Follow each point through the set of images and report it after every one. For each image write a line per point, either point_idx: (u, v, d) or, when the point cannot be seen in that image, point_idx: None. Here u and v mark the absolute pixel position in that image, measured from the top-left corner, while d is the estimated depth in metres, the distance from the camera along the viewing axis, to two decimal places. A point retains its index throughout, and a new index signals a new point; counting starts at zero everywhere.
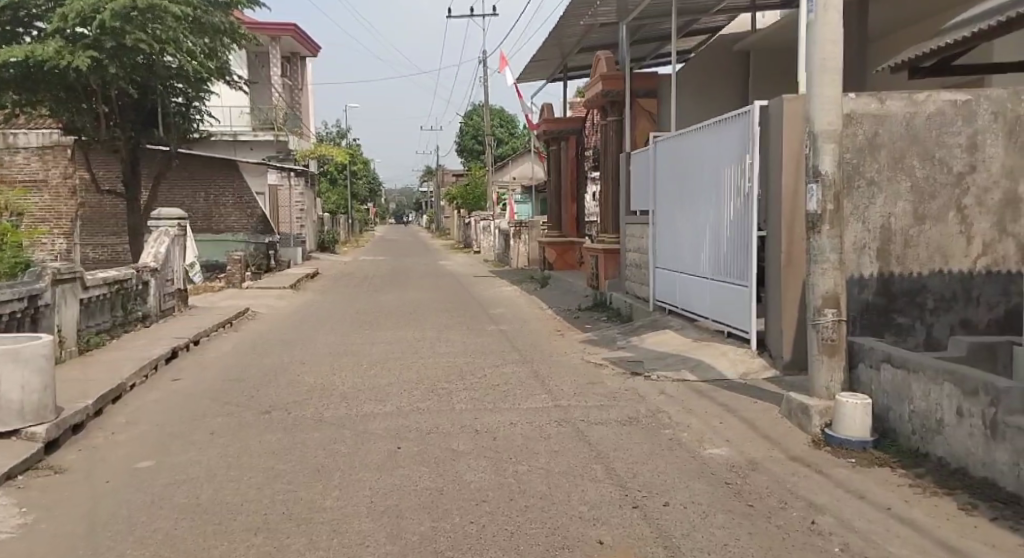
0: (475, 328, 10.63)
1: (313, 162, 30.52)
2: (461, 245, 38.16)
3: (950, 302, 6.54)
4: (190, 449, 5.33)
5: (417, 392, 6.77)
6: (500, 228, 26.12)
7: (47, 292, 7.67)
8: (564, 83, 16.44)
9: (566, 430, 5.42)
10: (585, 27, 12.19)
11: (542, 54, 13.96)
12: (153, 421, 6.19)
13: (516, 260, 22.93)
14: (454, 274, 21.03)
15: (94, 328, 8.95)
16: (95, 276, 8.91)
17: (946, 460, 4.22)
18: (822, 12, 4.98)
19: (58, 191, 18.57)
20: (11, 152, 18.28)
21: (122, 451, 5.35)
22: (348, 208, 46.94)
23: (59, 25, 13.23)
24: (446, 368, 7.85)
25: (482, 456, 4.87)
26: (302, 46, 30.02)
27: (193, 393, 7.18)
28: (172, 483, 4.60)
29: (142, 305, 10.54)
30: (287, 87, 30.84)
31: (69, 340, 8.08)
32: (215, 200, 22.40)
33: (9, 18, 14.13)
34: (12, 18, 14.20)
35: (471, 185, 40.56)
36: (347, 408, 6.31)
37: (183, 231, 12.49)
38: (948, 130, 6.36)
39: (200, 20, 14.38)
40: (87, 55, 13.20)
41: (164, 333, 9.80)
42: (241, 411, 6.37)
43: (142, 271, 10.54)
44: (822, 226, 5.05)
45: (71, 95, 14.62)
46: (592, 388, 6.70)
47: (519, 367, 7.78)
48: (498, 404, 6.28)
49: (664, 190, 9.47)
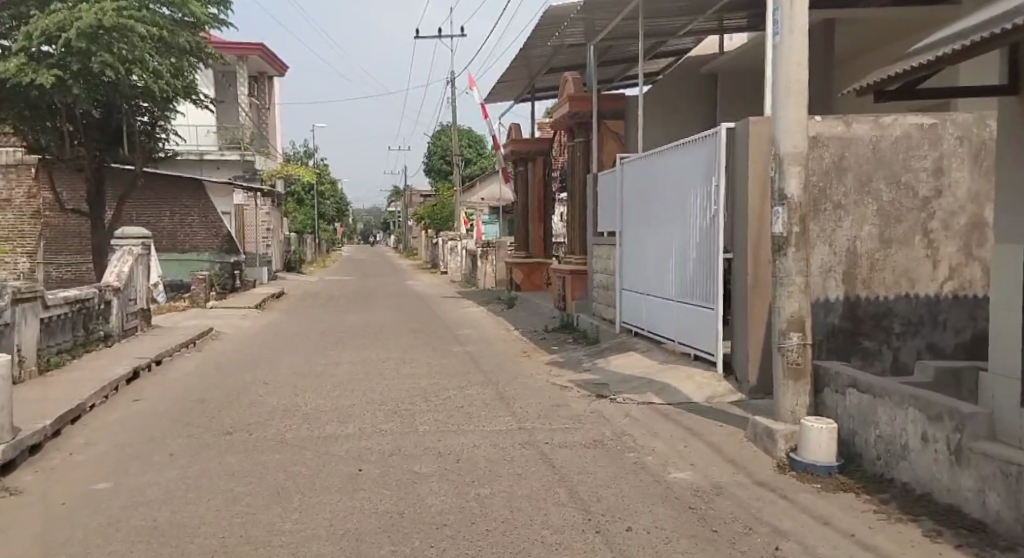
0: (440, 349, 10.55)
1: (279, 182, 30.32)
2: (428, 265, 38.05)
3: (917, 326, 6.63)
4: (146, 471, 5.18)
5: (381, 414, 6.67)
6: (467, 249, 26.15)
7: (8, 311, 7.47)
8: (532, 104, 16.56)
9: (529, 452, 5.36)
10: (553, 49, 12.28)
11: (510, 75, 14.04)
12: (111, 441, 6.03)
13: (482, 281, 22.93)
14: (420, 294, 20.93)
15: (55, 347, 8.71)
16: (57, 294, 8.69)
17: (911, 485, 4.23)
18: (788, 35, 5.02)
19: (23, 210, 18.26)
20: None
21: (75, 472, 5.18)
22: (315, 228, 46.61)
23: (23, 43, 13.04)
24: (411, 389, 7.76)
25: (444, 479, 4.78)
26: (269, 65, 29.96)
27: (152, 413, 6.99)
28: (125, 506, 4.44)
29: (104, 325, 10.28)
30: (256, 107, 30.69)
31: (29, 360, 7.86)
32: (181, 221, 21.93)
33: None
34: None
35: (439, 206, 40.55)
36: (309, 429, 6.18)
37: (148, 250, 12.24)
38: (914, 154, 6.47)
39: (167, 41, 14.18)
40: (51, 73, 13.04)
41: (125, 354, 9.57)
42: (202, 431, 6.23)
43: (104, 290, 10.30)
44: (787, 248, 5.08)
45: (35, 113, 14.37)
46: (556, 411, 6.67)
47: (484, 390, 7.71)
48: (461, 425, 6.20)
49: (631, 212, 9.52)
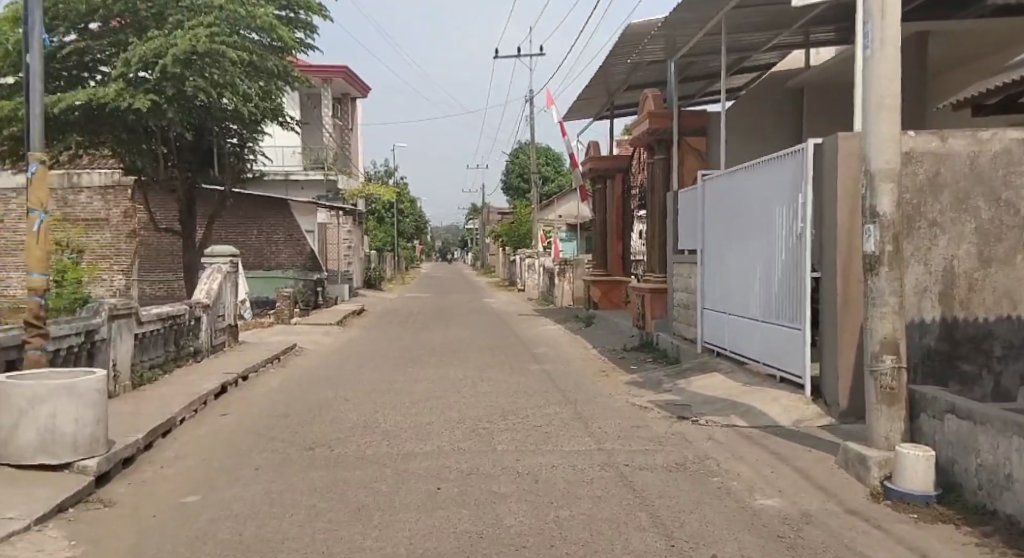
0: (517, 367, 10.56)
1: (361, 202, 31.04)
2: (506, 283, 38.25)
3: (1021, 349, 6.30)
4: (234, 484, 5.33)
5: (459, 432, 6.71)
6: (545, 266, 26.17)
7: (104, 326, 7.86)
8: (610, 122, 16.51)
9: (608, 474, 5.30)
10: (632, 66, 12.22)
11: (588, 93, 14.04)
12: (201, 455, 6.23)
13: (559, 299, 22.88)
14: (498, 312, 21.05)
15: (148, 362, 9.09)
16: (150, 311, 9.06)
17: (1017, 519, 4.00)
18: (880, 47, 4.87)
19: (119, 229, 19.08)
20: (75, 192, 19.02)
21: (168, 484, 5.38)
22: (394, 246, 47.47)
23: (122, 70, 13.75)
24: (489, 407, 7.78)
25: (523, 500, 4.77)
26: (353, 87, 30.80)
27: (240, 427, 7.20)
28: (214, 519, 4.58)
29: (194, 341, 10.67)
30: (340, 129, 31.56)
31: (123, 374, 8.22)
32: (268, 238, 22.81)
33: (76, 64, 14.63)
34: (79, 63, 14.68)
35: (516, 224, 40.78)
36: (390, 446, 6.27)
37: (235, 267, 12.68)
38: (1016, 169, 6.18)
39: (256, 65, 14.75)
40: (147, 97, 13.65)
41: (214, 369, 9.89)
42: (286, 446, 6.38)
43: (195, 307, 10.68)
44: (880, 268, 4.90)
45: (132, 136, 15.09)
46: (636, 432, 6.58)
47: (562, 409, 7.66)
48: (541, 445, 6.18)
49: (714, 230, 9.36)
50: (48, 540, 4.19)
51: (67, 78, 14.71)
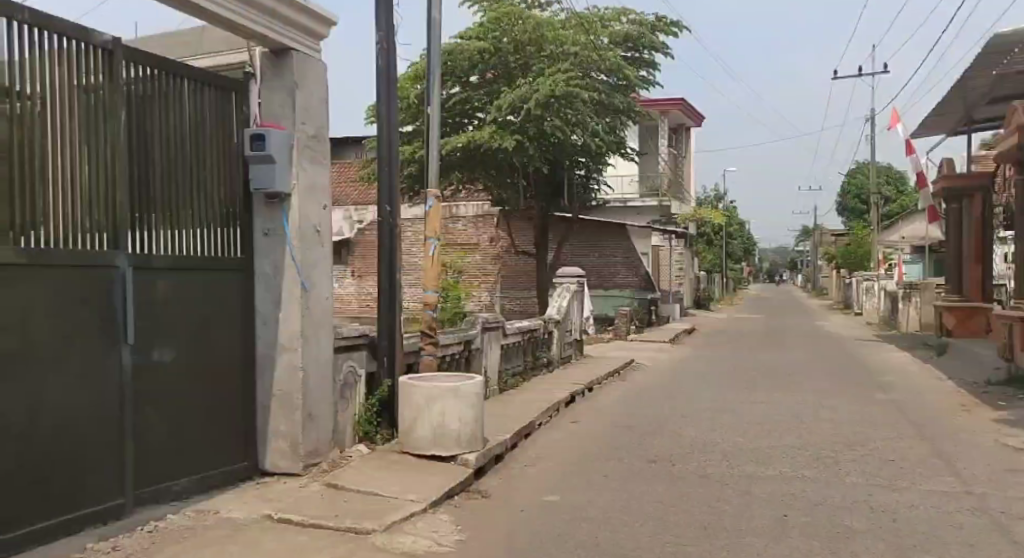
0: (862, 395, 10.19)
1: (692, 224, 31.40)
2: (844, 308, 36.05)
3: None
4: (588, 489, 6.00)
5: (804, 460, 6.79)
6: (890, 290, 24.38)
7: (478, 337, 9.11)
8: (972, 134, 15.14)
9: (961, 518, 5.10)
10: (1001, 74, 11.18)
11: (949, 105, 13.06)
12: (556, 459, 7.05)
13: (907, 325, 21.20)
14: (838, 336, 20.09)
15: (511, 371, 10.29)
16: (512, 325, 10.26)
17: None
18: None
19: (490, 253, 21.76)
20: (455, 220, 21.97)
21: (532, 484, 6.22)
22: (721, 266, 47.12)
23: (495, 115, 15.56)
24: (832, 436, 7.71)
25: (879, 538, 4.81)
26: (689, 115, 31.51)
27: (588, 436, 7.95)
28: (574, 519, 5.25)
29: (548, 352, 11.82)
30: (676, 155, 32.30)
31: (491, 380, 9.46)
32: (606, 260, 23.88)
33: (456, 111, 16.78)
34: (459, 111, 16.80)
35: (856, 244, 38.30)
36: (732, 468, 6.56)
37: (581, 286, 13.75)
38: None
39: (604, 103, 15.96)
40: (513, 138, 15.33)
41: (564, 378, 10.89)
42: (631, 458, 6.97)
43: (549, 322, 11.83)
44: None
45: (499, 174, 16.92)
46: (997, 477, 6.16)
47: (912, 444, 7.35)
48: (895, 481, 6.07)
49: None
50: (441, 522, 5.16)
51: (448, 124, 16.95)
